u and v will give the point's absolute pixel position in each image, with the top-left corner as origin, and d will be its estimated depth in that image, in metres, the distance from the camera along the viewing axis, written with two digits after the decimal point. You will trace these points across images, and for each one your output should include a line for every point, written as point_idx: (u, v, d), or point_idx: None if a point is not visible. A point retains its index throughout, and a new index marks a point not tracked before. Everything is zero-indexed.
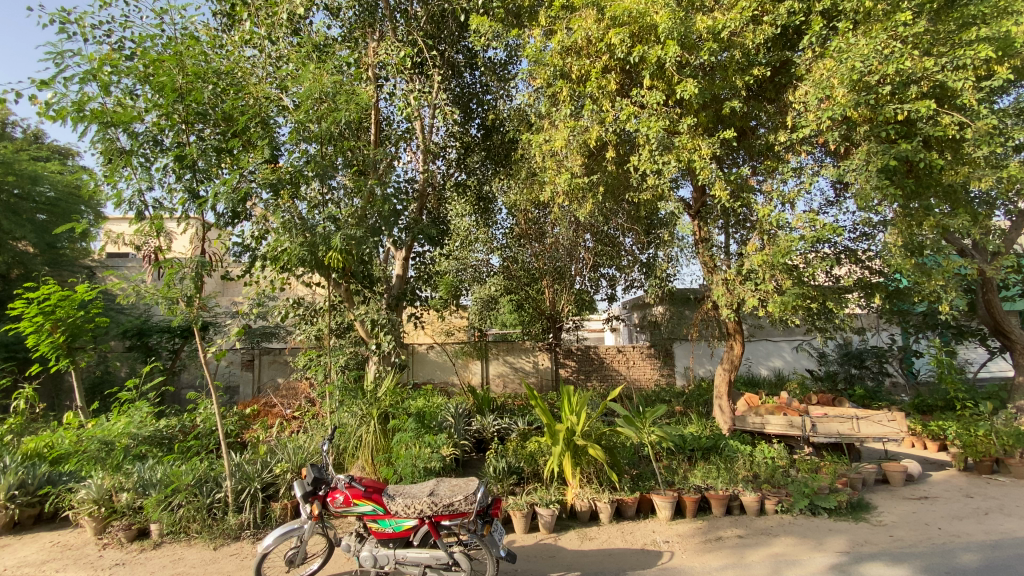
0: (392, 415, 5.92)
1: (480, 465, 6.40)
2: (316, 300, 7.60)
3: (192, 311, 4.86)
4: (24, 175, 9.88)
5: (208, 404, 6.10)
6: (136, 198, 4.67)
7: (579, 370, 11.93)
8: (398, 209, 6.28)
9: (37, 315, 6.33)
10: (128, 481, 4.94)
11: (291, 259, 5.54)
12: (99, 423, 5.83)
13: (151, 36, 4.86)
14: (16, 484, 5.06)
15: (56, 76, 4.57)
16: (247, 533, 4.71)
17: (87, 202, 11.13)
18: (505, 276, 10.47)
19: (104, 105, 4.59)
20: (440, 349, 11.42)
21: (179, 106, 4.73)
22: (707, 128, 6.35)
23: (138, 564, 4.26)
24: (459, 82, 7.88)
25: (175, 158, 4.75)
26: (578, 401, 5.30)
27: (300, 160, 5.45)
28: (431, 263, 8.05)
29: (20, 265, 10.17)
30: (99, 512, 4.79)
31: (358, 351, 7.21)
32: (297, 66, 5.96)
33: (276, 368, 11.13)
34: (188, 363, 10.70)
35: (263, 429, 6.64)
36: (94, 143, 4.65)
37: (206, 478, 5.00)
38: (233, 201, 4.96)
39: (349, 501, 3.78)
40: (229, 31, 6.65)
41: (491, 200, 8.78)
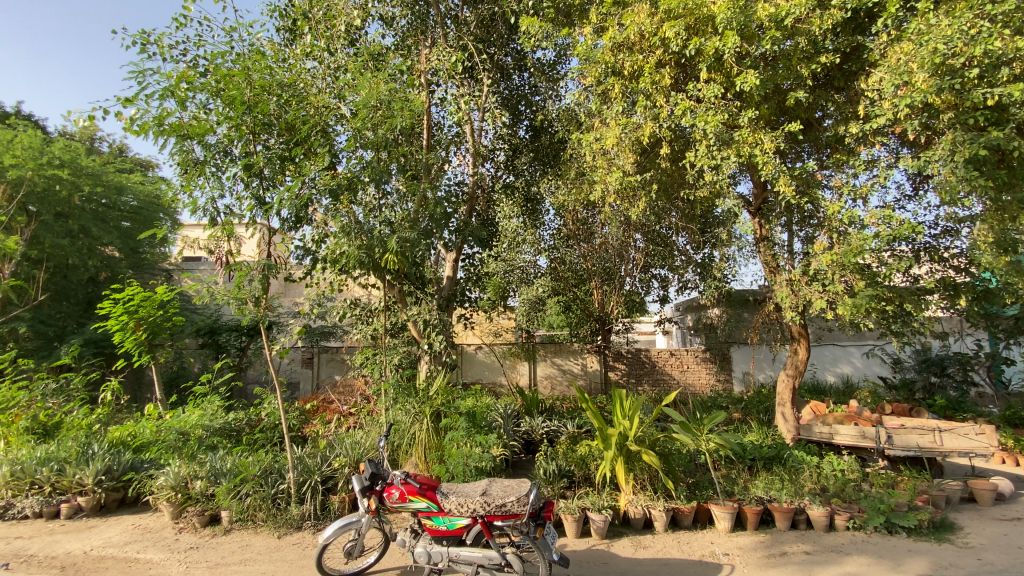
0: (444, 414, 5.92)
1: (530, 467, 6.39)
2: (371, 300, 7.86)
3: (259, 311, 5.13)
4: (111, 186, 10.89)
5: (272, 400, 6.41)
6: (210, 206, 4.98)
7: (629, 374, 11.69)
8: (449, 212, 6.39)
9: (123, 314, 6.89)
10: (201, 470, 5.26)
11: (350, 261, 5.75)
12: (177, 414, 6.28)
13: (223, 53, 5.18)
14: (103, 470, 5.50)
15: (138, 93, 4.94)
16: (308, 524, 4.92)
17: (165, 210, 12.11)
18: (552, 277, 10.42)
19: (181, 119, 4.92)
20: (489, 350, 11.55)
21: (248, 117, 5.02)
22: (770, 121, 6.09)
23: (210, 548, 4.53)
24: (508, 85, 7.90)
25: (244, 167, 5.03)
26: (631, 405, 5.18)
27: (358, 166, 5.64)
28: (481, 264, 8.14)
29: (108, 268, 11.14)
30: (175, 498, 5.12)
31: (411, 350, 7.39)
32: (354, 76, 6.18)
33: (334, 366, 11.67)
34: (254, 360, 11.34)
35: (322, 424, 6.92)
36: (172, 154, 5.00)
37: (271, 470, 5.26)
38: (296, 207, 5.20)
39: (405, 497, 3.86)
40: (291, 45, 6.99)
41: (539, 201, 8.73)
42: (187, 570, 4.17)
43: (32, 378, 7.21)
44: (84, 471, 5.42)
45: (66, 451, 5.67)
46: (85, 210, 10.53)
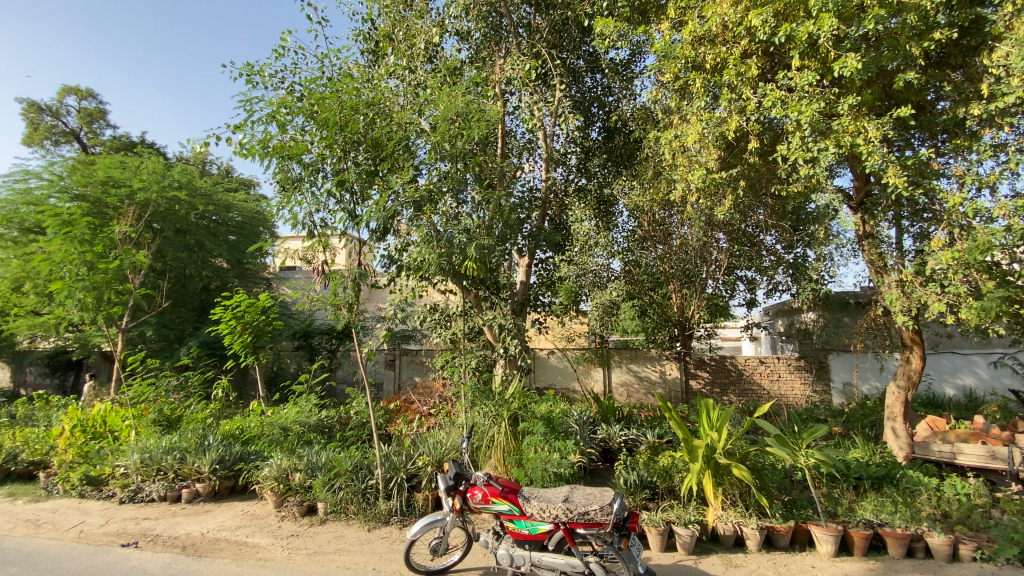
0: (522, 418, 5.96)
1: (608, 476, 6.26)
2: (449, 305, 8.13)
3: (351, 316, 5.48)
4: (221, 204, 12.27)
5: (361, 399, 6.80)
6: (308, 219, 5.38)
7: (713, 382, 11.13)
8: (523, 218, 6.47)
9: (232, 319, 7.63)
10: (300, 463, 5.67)
11: (431, 269, 6.00)
12: (278, 411, 6.84)
13: (317, 79, 5.60)
14: (218, 460, 6.10)
15: (246, 119, 5.46)
16: (395, 519, 5.15)
17: (265, 225, 13.46)
18: (627, 281, 10.23)
19: (282, 141, 5.37)
20: (562, 355, 11.63)
21: (340, 137, 5.38)
22: (873, 107, 5.59)
23: (308, 537, 4.87)
24: (580, 88, 7.84)
25: (337, 182, 5.41)
26: (719, 416, 4.94)
27: (439, 177, 5.87)
28: (554, 269, 8.14)
29: (218, 278, 12.45)
30: (278, 488, 5.55)
31: (487, 354, 7.52)
32: (433, 91, 6.44)
33: (414, 368, 12.23)
34: (343, 361, 12.15)
35: (404, 424, 7.23)
36: (274, 174, 5.47)
37: (361, 466, 5.57)
38: (383, 219, 5.48)
39: (487, 499, 3.92)
40: (374, 65, 7.42)
41: (613, 203, 8.62)
42: (289, 555, 4.50)
43: (159, 375, 8.15)
44: (201, 459, 6.03)
45: (186, 442, 6.33)
46: (199, 227, 11.81)
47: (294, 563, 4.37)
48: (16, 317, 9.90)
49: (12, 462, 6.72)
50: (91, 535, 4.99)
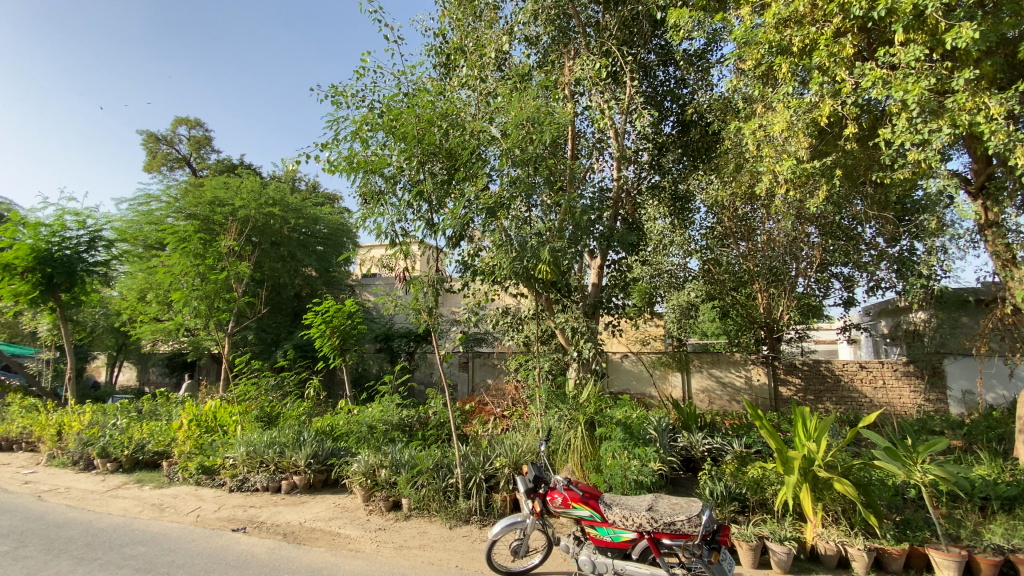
0: (598, 423, 5.84)
1: (691, 486, 5.99)
2: (521, 308, 8.17)
3: (431, 320, 5.69)
4: (310, 217, 13.33)
5: (439, 400, 7.02)
6: (390, 228, 5.64)
7: (807, 390, 10.34)
8: (595, 220, 6.35)
9: (322, 323, 8.19)
10: (385, 460, 5.94)
11: (506, 274, 6.08)
12: (363, 410, 7.23)
13: (395, 95, 5.88)
14: (312, 454, 6.56)
15: (333, 137, 5.84)
16: (475, 518, 5.26)
17: (349, 236, 14.63)
18: (706, 280, 9.81)
19: (365, 156, 5.69)
20: (637, 358, 11.40)
21: (418, 149, 5.61)
22: (994, 80, 4.96)
23: (395, 531, 5.09)
24: (652, 82, 7.64)
25: (416, 193, 5.66)
26: (818, 427, 4.59)
27: (509, 183, 5.88)
28: (628, 270, 7.91)
29: (309, 286, 13.51)
30: (366, 482, 5.85)
31: (560, 357, 7.47)
32: (503, 97, 6.53)
33: (487, 370, 12.48)
34: (420, 363, 12.67)
35: (480, 425, 7.38)
36: (358, 187, 5.80)
37: (442, 465, 5.75)
38: (459, 226, 5.63)
39: (567, 503, 3.87)
40: (446, 77, 7.68)
41: (689, 200, 8.38)
42: (377, 548, 4.74)
43: (260, 375, 8.92)
44: (298, 453, 6.52)
45: (285, 436, 6.86)
46: (291, 239, 12.83)
47: (383, 555, 4.59)
48: (143, 323, 11.24)
49: (142, 452, 7.61)
50: (207, 519, 5.55)
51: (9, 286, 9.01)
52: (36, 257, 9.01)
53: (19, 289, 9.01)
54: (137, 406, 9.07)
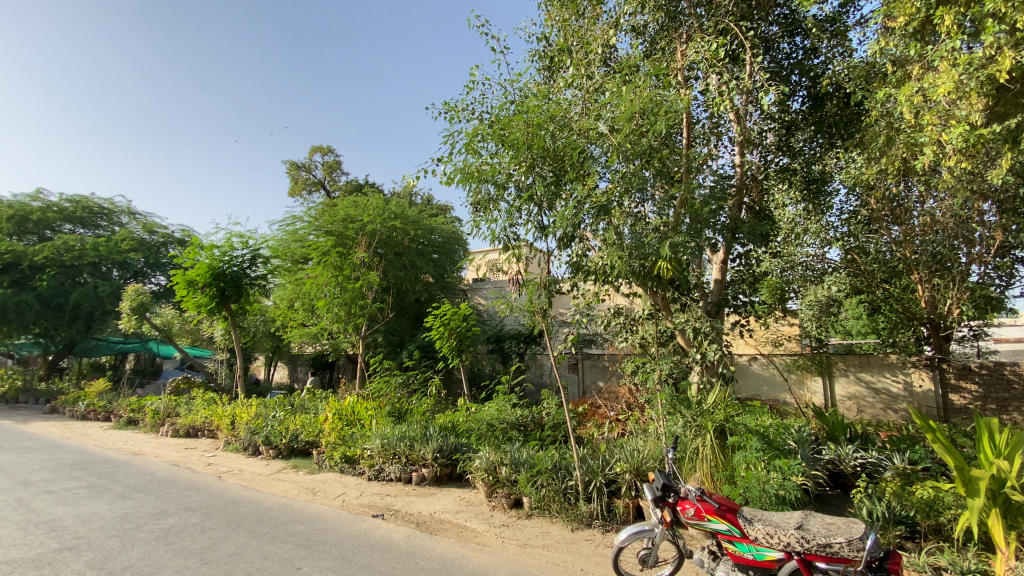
0: (730, 431, 5.42)
1: (841, 505, 5.31)
2: (634, 308, 7.91)
3: (546, 323, 5.71)
4: (426, 228, 14.26)
5: (554, 401, 7.05)
6: (504, 233, 5.75)
7: (987, 398, 8.59)
8: (716, 211, 5.90)
9: (442, 326, 8.68)
10: (505, 458, 6.08)
11: (620, 274, 5.91)
12: (482, 410, 7.49)
13: (504, 104, 6.05)
14: (438, 449, 6.97)
15: (449, 151, 6.16)
16: (597, 522, 5.16)
17: (459, 244, 15.50)
18: (850, 272, 8.83)
19: (477, 165, 5.91)
20: (767, 361, 10.57)
21: (527, 154, 5.66)
22: None
23: (518, 529, 5.19)
24: (775, 56, 6.99)
25: (527, 198, 5.74)
26: (1009, 442, 3.81)
27: (620, 178, 5.66)
28: (756, 265, 7.28)
29: (427, 292, 14.48)
30: (488, 479, 6.05)
31: (680, 360, 7.07)
32: (610, 91, 6.37)
33: (597, 372, 12.33)
34: (532, 365, 12.90)
35: (596, 427, 7.27)
36: (472, 196, 6.03)
37: (561, 466, 5.75)
38: (570, 227, 5.57)
39: (701, 515, 3.66)
40: (550, 80, 7.71)
41: (826, 181, 7.49)
42: (502, 544, 4.86)
43: (389, 373, 9.76)
44: (425, 447, 6.97)
45: (413, 431, 7.36)
46: (411, 249, 13.84)
47: (508, 551, 4.70)
48: (293, 328, 12.83)
49: (296, 441, 8.67)
50: (351, 504, 6.15)
51: (194, 299, 10.80)
52: (212, 274, 10.67)
53: (201, 301, 10.75)
54: (291, 401, 10.39)
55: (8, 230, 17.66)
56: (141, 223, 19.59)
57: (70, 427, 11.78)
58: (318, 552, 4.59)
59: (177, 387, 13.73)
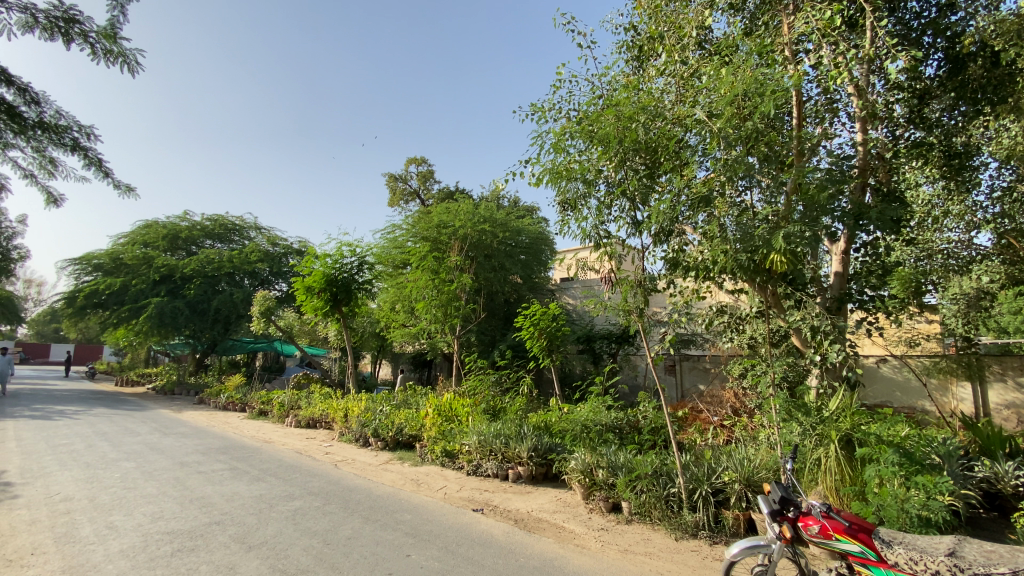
0: (858, 441, 4.87)
1: (1003, 532, 4.54)
2: (739, 305, 7.43)
3: (643, 323, 5.49)
4: (514, 229, 14.47)
5: (651, 403, 6.80)
6: (594, 230, 5.61)
7: None
8: (836, 194, 5.33)
9: (532, 326, 8.71)
10: (602, 461, 5.96)
11: (723, 270, 5.54)
12: (576, 410, 7.43)
13: (592, 100, 5.93)
14: (533, 449, 7.02)
15: (539, 151, 6.17)
16: (704, 533, 4.88)
17: (547, 244, 15.47)
18: (1008, 260, 7.51)
19: (566, 164, 5.83)
20: (899, 364, 9.52)
21: (619, 148, 5.46)
22: None
23: (618, 533, 5.06)
24: (903, 17, 6.15)
25: (621, 193, 5.55)
26: None
27: (722, 166, 5.30)
28: (886, 254, 6.48)
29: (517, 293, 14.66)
30: (584, 481, 5.97)
31: (796, 362, 6.48)
32: (707, 76, 5.99)
33: (697, 375, 11.77)
34: (626, 366, 12.62)
35: (698, 433, 6.89)
36: (562, 196, 5.97)
37: (661, 472, 5.51)
38: (668, 221, 5.30)
39: (829, 534, 3.29)
40: (640, 70, 7.44)
41: (972, 155, 6.47)
42: (602, 547, 4.77)
43: (484, 372, 10.09)
44: (521, 445, 7.05)
45: (508, 429, 7.47)
46: (500, 251, 14.13)
47: (608, 556, 4.60)
48: (395, 329, 13.66)
49: (401, 434, 9.21)
50: (452, 497, 6.40)
51: (311, 303, 11.91)
52: (325, 280, 11.67)
53: (317, 305, 11.82)
54: (394, 396, 11.08)
55: (164, 247, 20.76)
56: (265, 236, 21.99)
57: (215, 416, 13.54)
58: (424, 541, 4.82)
59: (298, 382, 15.25)
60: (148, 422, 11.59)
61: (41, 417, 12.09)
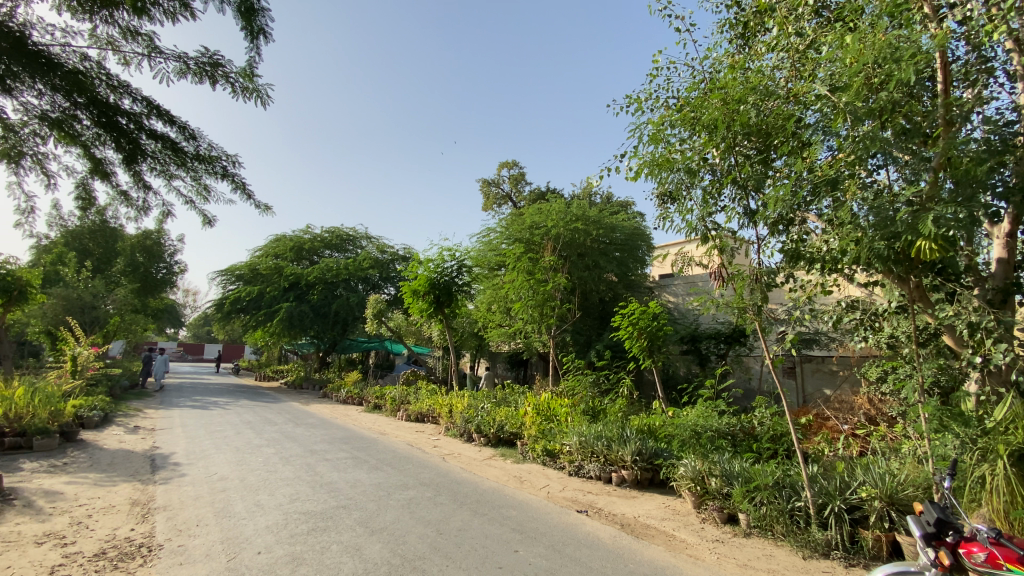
0: None
1: None
2: (874, 300, 6.57)
3: (760, 321, 5.07)
4: (608, 227, 14.17)
5: (768, 407, 6.28)
6: (701, 223, 5.30)
7: None
8: (998, 164, 4.51)
9: (630, 325, 8.45)
10: (715, 469, 5.60)
11: (852, 260, 4.95)
12: (682, 414, 7.09)
13: (693, 85, 5.63)
14: (637, 452, 6.80)
15: (636, 143, 5.98)
16: (838, 554, 4.38)
17: (644, 239, 14.87)
18: None
19: (667, 155, 5.59)
20: None
21: (727, 134, 5.10)
22: None
23: (735, 547, 4.72)
24: None
25: (731, 181, 5.17)
26: None
27: (851, 144, 4.71)
28: None
29: (613, 291, 14.35)
30: (695, 489, 5.65)
31: (948, 365, 5.61)
32: (827, 46, 5.39)
33: (821, 378, 10.80)
34: (736, 368, 11.85)
35: (825, 442, 6.25)
36: (663, 188, 5.72)
37: (784, 484, 5.06)
38: (787, 209, 4.83)
39: (1000, 565, 2.82)
40: (745, 49, 6.92)
41: None
42: (718, 560, 4.48)
43: (582, 372, 10.01)
44: (624, 449, 6.86)
45: (610, 431, 7.30)
46: (594, 249, 13.93)
47: (725, 570, 4.31)
48: (492, 329, 14.03)
49: (502, 431, 9.43)
50: (556, 497, 6.41)
51: (417, 305, 12.65)
52: (428, 284, 12.31)
53: (421, 307, 12.53)
54: (495, 394, 11.39)
55: (290, 257, 23.30)
56: (375, 245, 23.78)
57: (337, 409, 14.91)
58: (531, 538, 4.88)
59: (406, 379, 16.30)
60: (283, 413, 13.06)
61: (200, 407, 14.14)
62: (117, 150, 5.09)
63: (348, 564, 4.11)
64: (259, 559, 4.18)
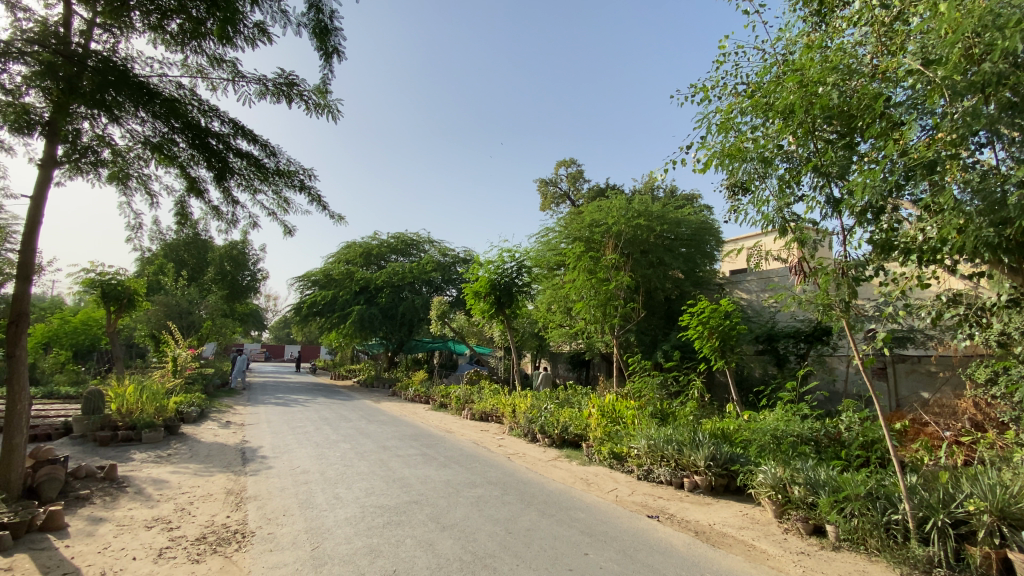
0: None
1: None
2: (981, 294, 5.91)
3: (848, 318, 4.71)
4: (672, 222, 13.69)
5: (857, 411, 5.81)
6: (779, 215, 4.99)
7: None
8: None
9: (700, 324, 8.14)
10: (798, 476, 5.26)
11: (954, 250, 4.48)
12: (759, 417, 6.72)
13: (765, 69, 5.33)
14: (711, 457, 6.52)
15: (705, 134, 5.74)
16: (942, 573, 3.98)
17: (711, 233, 14.24)
18: None
19: (738, 145, 5.34)
20: None
21: (805, 118, 4.78)
22: None
23: (823, 560, 4.40)
24: None
25: (811, 168, 4.82)
26: None
27: (951, 122, 4.25)
28: None
29: (679, 288, 13.86)
30: (777, 497, 5.35)
31: None
32: (918, 15, 4.90)
33: (917, 380, 9.91)
34: (818, 369, 11.10)
35: (925, 451, 5.71)
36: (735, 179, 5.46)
37: (878, 495, 4.67)
38: (878, 196, 4.44)
39: None
40: (822, 26, 6.45)
41: None
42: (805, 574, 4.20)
43: (649, 373, 9.76)
44: (697, 453, 6.60)
45: (681, 435, 7.06)
46: (658, 246, 13.53)
47: None
48: (554, 329, 14.00)
49: (567, 432, 9.37)
50: (624, 500, 6.28)
51: (479, 307, 12.87)
52: (490, 285, 12.48)
53: (484, 308, 12.74)
54: (559, 394, 11.36)
55: (359, 262, 24.48)
56: (437, 249, 24.45)
57: (405, 407, 15.45)
58: (601, 542, 4.81)
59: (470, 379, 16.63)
60: (356, 411, 13.73)
61: (282, 404, 15.19)
62: (209, 169, 5.50)
63: (421, 558, 4.24)
64: (340, 549, 4.42)
